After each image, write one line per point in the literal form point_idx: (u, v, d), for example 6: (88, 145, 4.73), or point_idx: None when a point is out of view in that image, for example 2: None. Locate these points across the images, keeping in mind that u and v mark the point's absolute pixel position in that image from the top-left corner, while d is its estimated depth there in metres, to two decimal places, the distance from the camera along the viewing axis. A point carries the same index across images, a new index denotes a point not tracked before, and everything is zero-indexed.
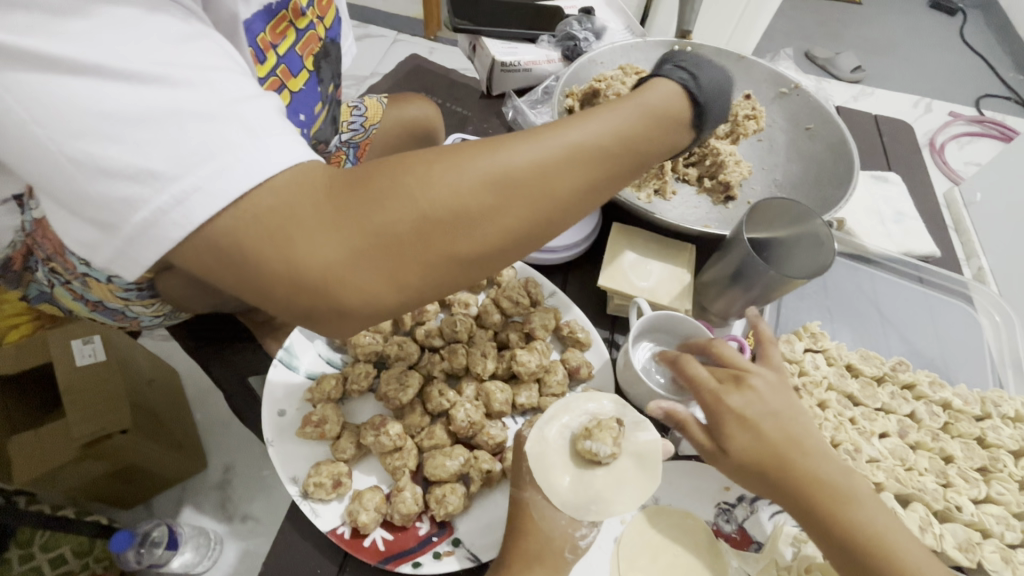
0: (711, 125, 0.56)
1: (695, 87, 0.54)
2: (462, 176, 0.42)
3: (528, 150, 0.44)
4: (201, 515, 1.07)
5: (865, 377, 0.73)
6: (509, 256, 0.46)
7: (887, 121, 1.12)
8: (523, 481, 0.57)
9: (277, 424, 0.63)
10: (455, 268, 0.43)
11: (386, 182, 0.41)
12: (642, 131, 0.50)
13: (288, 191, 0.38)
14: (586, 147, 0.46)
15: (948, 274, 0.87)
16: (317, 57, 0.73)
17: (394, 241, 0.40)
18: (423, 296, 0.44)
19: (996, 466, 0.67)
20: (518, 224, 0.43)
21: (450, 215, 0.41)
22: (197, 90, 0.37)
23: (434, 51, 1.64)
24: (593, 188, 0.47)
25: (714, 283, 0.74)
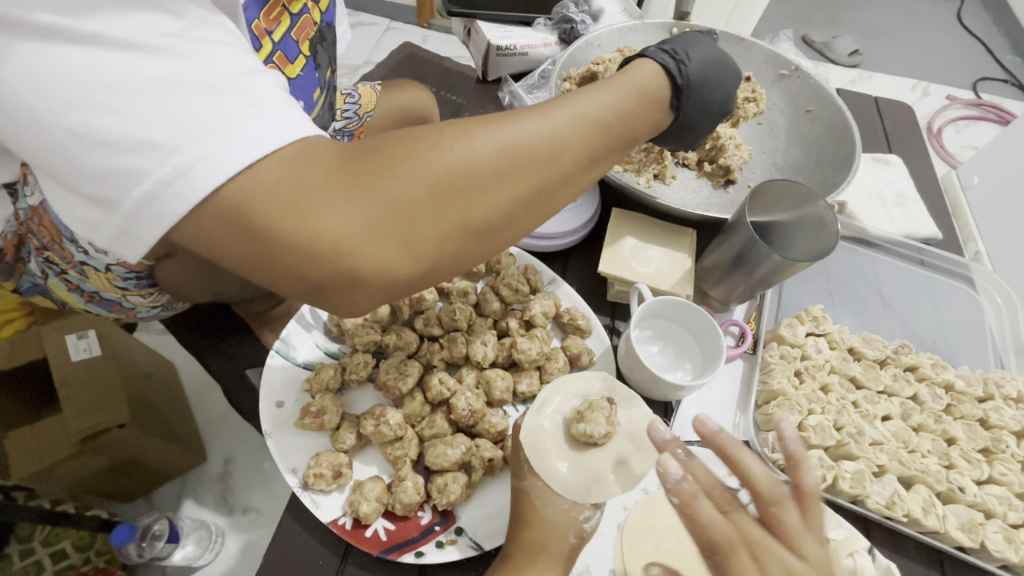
0: (698, 108, 0.57)
1: (675, 65, 0.54)
2: (475, 144, 0.41)
3: (538, 119, 0.43)
4: (202, 508, 1.07)
5: (868, 360, 0.73)
6: (519, 229, 0.45)
7: (887, 103, 1.11)
8: (522, 470, 0.56)
9: (275, 415, 0.62)
10: (468, 239, 0.42)
11: (397, 151, 0.40)
12: (643, 106, 0.50)
13: (295, 161, 0.37)
14: (595, 118, 0.46)
15: (950, 256, 0.87)
16: (313, 42, 0.71)
17: (407, 211, 0.39)
18: (435, 270, 0.43)
19: (998, 447, 0.67)
20: (531, 194, 0.43)
21: (463, 184, 0.40)
22: (199, 61, 0.36)
23: (427, 39, 1.61)
24: (601, 160, 0.47)
25: (715, 268, 0.73)
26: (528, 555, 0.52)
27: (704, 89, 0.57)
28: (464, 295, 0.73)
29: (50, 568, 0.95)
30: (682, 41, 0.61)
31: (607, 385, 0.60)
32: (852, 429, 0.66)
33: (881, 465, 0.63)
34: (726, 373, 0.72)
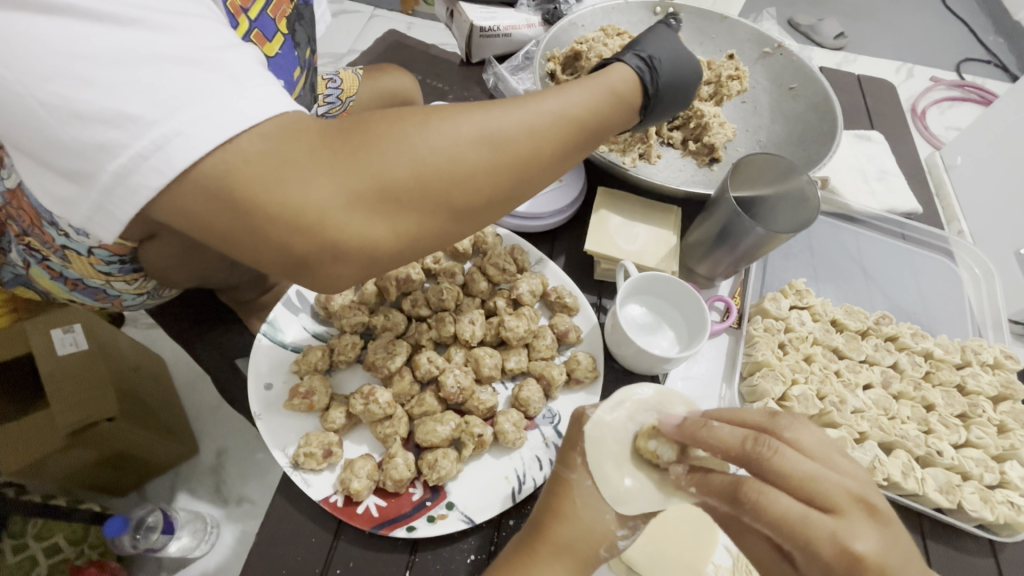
0: (659, 110, 0.59)
1: (647, 73, 0.55)
2: (459, 127, 0.41)
3: (521, 107, 0.44)
4: (196, 500, 1.07)
5: (850, 332, 0.74)
6: (498, 213, 0.46)
7: (870, 81, 1.12)
8: (572, 462, 0.54)
9: (264, 397, 0.62)
10: (450, 219, 0.43)
11: (382, 130, 0.40)
12: (619, 101, 0.51)
13: (278, 138, 0.37)
14: (574, 108, 0.47)
15: (930, 229, 0.88)
16: (290, 20, 0.70)
17: (390, 190, 0.39)
18: (417, 248, 0.43)
19: (975, 412, 0.69)
20: (512, 179, 0.44)
21: (446, 165, 0.41)
22: (175, 34, 0.36)
23: (412, 26, 1.59)
24: (579, 150, 0.48)
25: (701, 244, 0.74)
26: (547, 551, 0.49)
27: (671, 98, 0.58)
28: (452, 275, 0.73)
29: (44, 562, 0.95)
30: (655, 39, 0.61)
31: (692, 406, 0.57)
32: (834, 399, 0.67)
33: (863, 431, 0.65)
34: (712, 347, 0.74)
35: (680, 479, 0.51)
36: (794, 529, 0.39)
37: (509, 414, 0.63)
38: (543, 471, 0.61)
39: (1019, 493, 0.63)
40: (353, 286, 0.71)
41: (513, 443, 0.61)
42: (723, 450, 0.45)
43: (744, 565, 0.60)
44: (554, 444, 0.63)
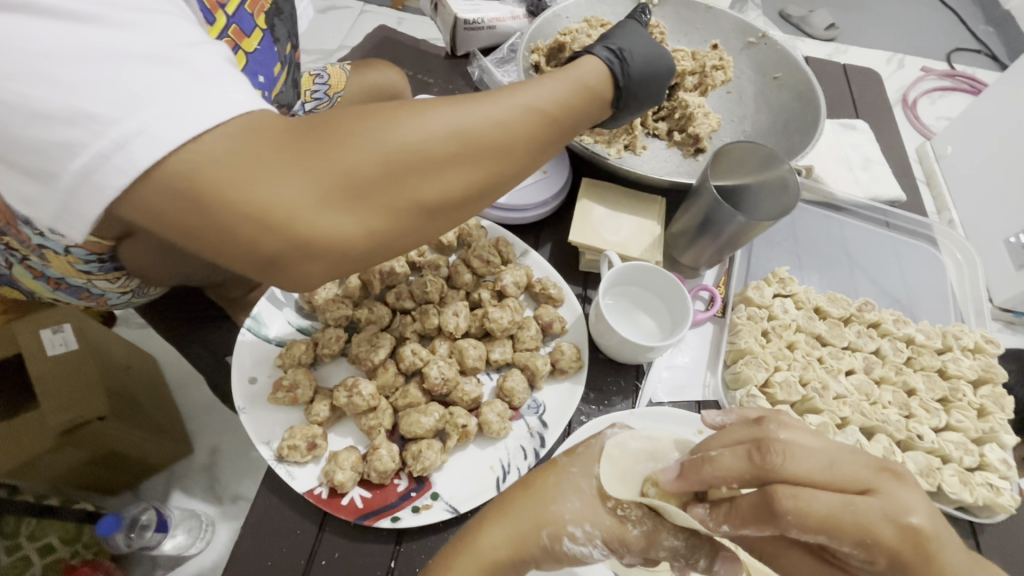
0: (631, 104, 0.60)
1: (618, 66, 0.56)
2: (427, 124, 0.41)
3: (489, 102, 0.44)
4: (191, 499, 1.06)
5: (833, 319, 0.75)
6: (470, 209, 0.47)
7: (856, 70, 1.12)
8: (574, 452, 0.54)
9: (248, 391, 0.62)
10: (421, 215, 0.43)
11: (351, 127, 0.40)
12: (589, 96, 0.52)
13: (243, 136, 0.37)
14: (545, 104, 0.47)
15: (913, 217, 0.89)
16: (269, 14, 0.70)
17: (359, 187, 0.40)
18: (389, 245, 0.44)
19: (955, 396, 0.70)
20: (482, 175, 0.44)
21: (415, 161, 0.41)
22: (137, 31, 0.36)
23: (402, 21, 1.57)
24: (549, 145, 0.48)
25: (683, 233, 0.74)
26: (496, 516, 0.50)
27: (642, 90, 0.59)
28: (436, 268, 0.74)
29: (38, 562, 0.95)
30: (626, 35, 0.62)
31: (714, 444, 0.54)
32: (817, 384, 0.68)
33: (844, 417, 0.66)
34: (696, 336, 0.74)
35: (706, 522, 0.44)
36: (847, 528, 0.36)
37: (493, 405, 0.63)
38: (528, 460, 0.61)
39: (998, 475, 0.64)
40: (337, 280, 0.71)
41: (497, 433, 0.62)
42: (736, 476, 0.40)
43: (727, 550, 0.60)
44: (539, 433, 0.63)
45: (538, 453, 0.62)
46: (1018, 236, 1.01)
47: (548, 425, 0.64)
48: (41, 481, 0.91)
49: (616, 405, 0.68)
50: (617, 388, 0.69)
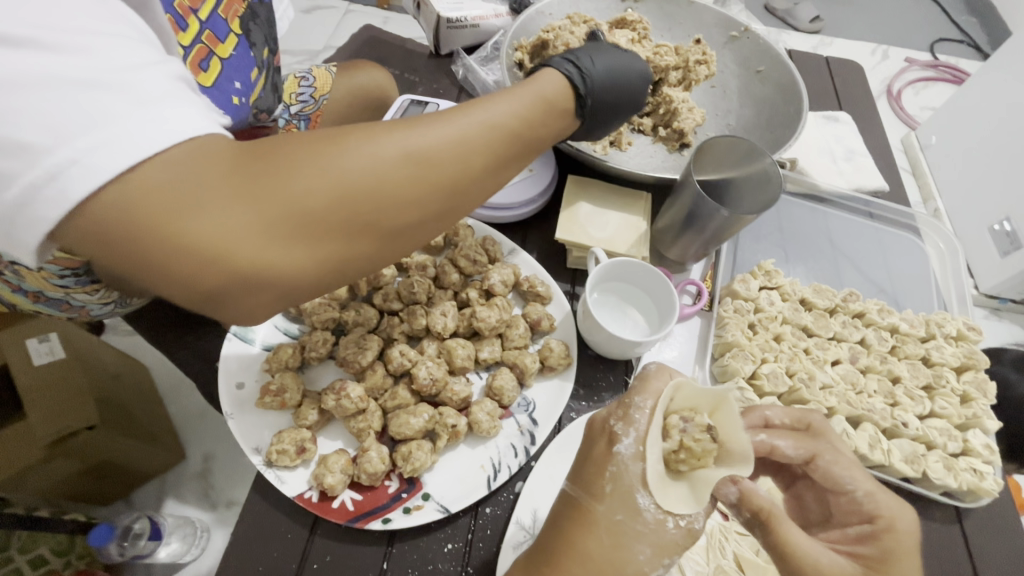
0: (596, 113, 0.60)
1: (577, 75, 0.57)
2: (378, 149, 0.42)
3: (442, 125, 0.44)
4: (186, 506, 1.03)
5: (818, 310, 0.76)
6: (427, 229, 0.46)
7: (838, 63, 1.13)
8: (601, 491, 0.48)
9: (235, 397, 0.62)
10: (372, 240, 0.43)
11: (299, 155, 0.40)
12: (550, 109, 0.52)
13: (187, 165, 0.37)
14: (499, 123, 0.47)
15: (896, 208, 0.90)
16: (244, 19, 0.70)
17: (305, 215, 0.39)
18: (340, 272, 0.43)
19: (939, 383, 0.71)
20: (435, 199, 0.44)
21: (363, 186, 0.41)
22: (80, 56, 0.35)
23: (388, 21, 1.56)
24: (507, 161, 0.48)
25: (669, 229, 0.74)
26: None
27: (605, 100, 0.61)
28: (423, 268, 0.73)
29: None
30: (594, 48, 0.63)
31: (657, 369, 0.54)
32: (803, 375, 0.69)
33: (831, 407, 0.66)
34: (684, 330, 0.74)
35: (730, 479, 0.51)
36: None
37: (483, 404, 0.63)
38: (518, 458, 0.62)
39: (982, 459, 0.65)
40: None
41: (487, 433, 0.62)
42: None
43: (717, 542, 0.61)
44: (529, 431, 0.64)
45: (528, 450, 0.62)
46: (1002, 223, 1.03)
47: (537, 423, 0.64)
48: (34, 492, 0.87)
49: (606, 401, 0.69)
50: (607, 384, 0.70)
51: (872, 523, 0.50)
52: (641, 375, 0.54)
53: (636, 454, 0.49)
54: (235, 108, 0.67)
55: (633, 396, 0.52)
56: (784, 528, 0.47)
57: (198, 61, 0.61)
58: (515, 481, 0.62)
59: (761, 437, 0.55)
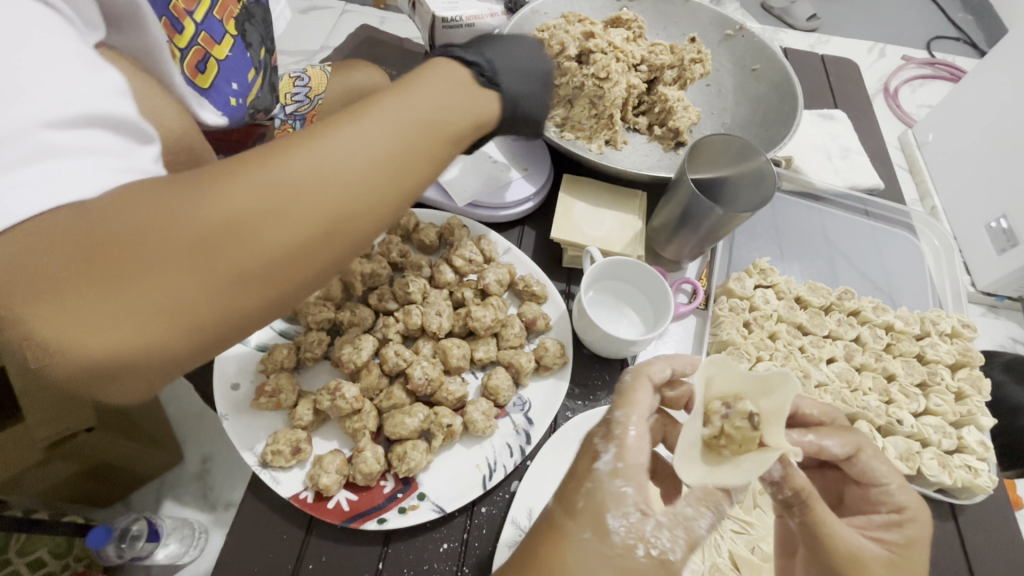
0: (525, 112, 0.55)
1: (479, 58, 0.50)
2: (275, 183, 0.36)
3: (345, 142, 0.39)
4: (182, 508, 0.92)
5: (814, 308, 0.76)
6: (331, 259, 0.39)
7: (834, 61, 1.13)
8: (574, 506, 0.45)
9: (230, 398, 0.62)
10: (259, 284, 0.35)
11: (184, 204, 0.34)
12: (459, 97, 0.45)
13: (46, 241, 0.31)
14: (414, 125, 0.42)
15: (892, 206, 0.90)
16: (240, 20, 0.70)
17: (163, 268, 0.33)
18: (233, 328, 0.36)
19: (934, 380, 0.71)
20: (351, 225, 0.39)
21: (231, 224, 0.34)
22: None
23: (385, 21, 1.56)
24: (416, 163, 0.41)
25: (663, 228, 0.74)
26: None
27: (527, 88, 0.54)
28: (418, 268, 0.73)
29: None
30: (520, 41, 0.57)
31: (636, 375, 0.55)
32: (798, 373, 0.69)
33: (826, 405, 0.66)
34: (679, 328, 0.75)
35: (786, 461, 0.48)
36: None
37: (478, 404, 0.63)
38: (514, 458, 0.62)
39: (977, 456, 0.66)
40: None
41: (483, 432, 0.62)
42: None
43: (712, 540, 0.61)
44: (524, 430, 0.64)
45: (523, 450, 0.62)
46: (999, 221, 1.03)
47: (533, 422, 0.64)
48: (31, 496, 0.82)
49: (601, 399, 0.69)
50: (602, 383, 0.70)
51: (899, 512, 0.51)
52: (621, 389, 0.54)
53: (612, 473, 0.46)
54: (233, 110, 0.67)
55: (615, 410, 0.51)
56: (817, 511, 0.47)
57: (195, 63, 0.61)
58: (511, 481, 0.62)
59: (810, 438, 0.52)
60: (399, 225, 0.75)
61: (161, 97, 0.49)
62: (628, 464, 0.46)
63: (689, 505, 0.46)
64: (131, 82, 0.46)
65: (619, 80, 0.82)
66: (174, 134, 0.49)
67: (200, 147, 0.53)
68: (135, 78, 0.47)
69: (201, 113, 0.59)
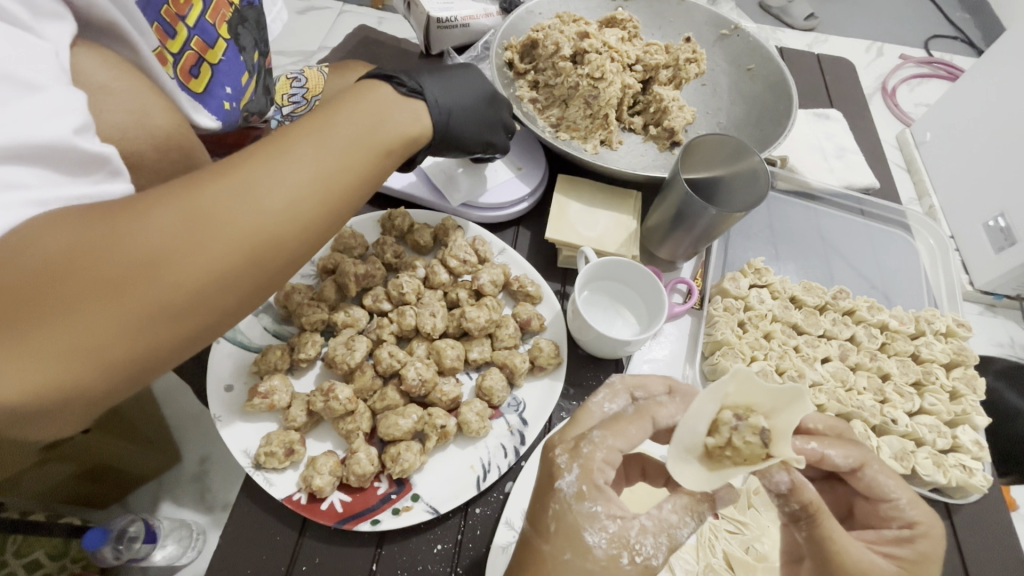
0: (456, 126, 0.66)
1: (404, 76, 0.61)
2: (207, 209, 0.38)
3: (273, 166, 0.42)
4: (181, 509, 0.86)
5: (808, 307, 0.76)
6: (252, 288, 0.41)
7: (829, 60, 1.13)
8: (546, 529, 0.46)
9: (224, 399, 0.62)
10: (178, 317, 0.37)
11: (114, 231, 0.35)
12: (373, 128, 0.50)
13: None
14: (340, 150, 0.46)
15: (887, 205, 0.90)
16: (232, 23, 0.69)
17: (79, 304, 0.33)
18: (153, 359, 0.37)
19: (929, 379, 0.71)
20: (285, 246, 0.42)
21: (149, 258, 0.35)
22: None
23: (382, 21, 1.55)
24: (335, 194, 0.45)
25: (658, 227, 0.74)
26: None
27: (454, 99, 0.65)
28: (413, 269, 0.73)
29: None
30: (444, 67, 0.69)
31: (638, 409, 0.51)
32: (793, 372, 0.68)
33: (820, 404, 0.67)
34: (674, 328, 0.75)
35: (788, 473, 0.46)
36: None
37: (472, 404, 0.63)
38: (508, 459, 0.62)
39: (971, 455, 0.66)
40: (312, 285, 0.70)
41: (477, 433, 0.62)
42: None
43: (707, 540, 0.61)
44: (518, 431, 0.64)
45: (518, 450, 0.62)
46: (996, 219, 1.03)
47: (527, 423, 0.64)
48: (31, 497, 0.83)
49: None
50: (597, 383, 0.70)
51: (911, 528, 0.49)
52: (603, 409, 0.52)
53: (579, 494, 0.46)
54: (228, 113, 0.67)
55: (592, 429, 0.49)
56: (828, 526, 0.45)
57: (189, 67, 0.62)
58: (505, 481, 0.62)
59: (812, 446, 0.50)
60: (393, 225, 0.75)
61: (151, 97, 0.49)
62: (595, 483, 0.46)
63: (673, 511, 0.46)
64: (121, 83, 0.46)
65: (614, 80, 0.82)
66: (164, 133, 0.49)
67: (191, 147, 0.53)
68: (126, 78, 0.47)
69: (197, 117, 0.61)
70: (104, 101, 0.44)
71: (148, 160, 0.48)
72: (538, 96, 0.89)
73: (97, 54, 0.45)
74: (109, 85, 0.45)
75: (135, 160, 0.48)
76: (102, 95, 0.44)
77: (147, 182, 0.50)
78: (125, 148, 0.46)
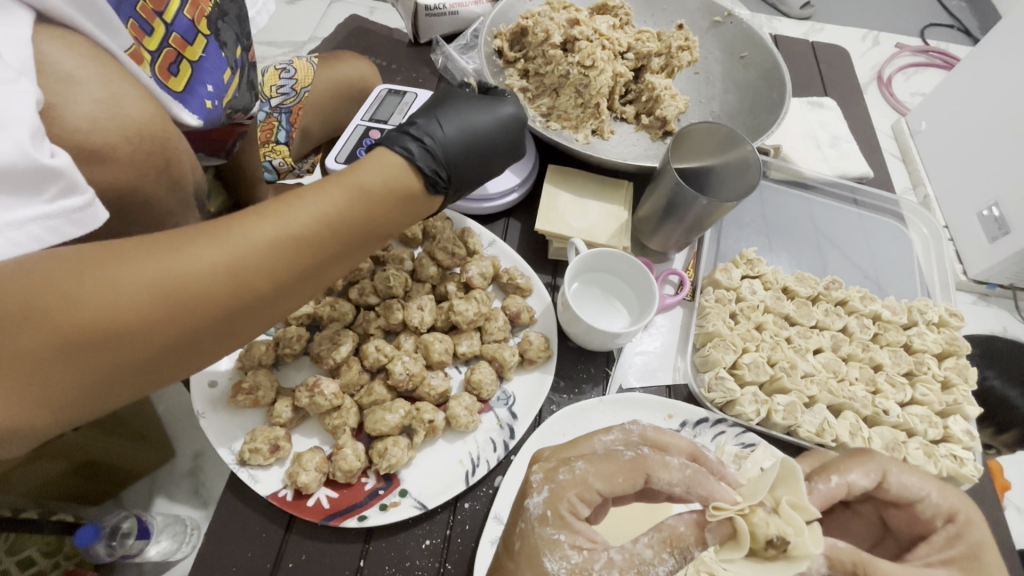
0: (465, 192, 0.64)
1: (437, 166, 0.56)
2: (189, 276, 0.37)
3: (264, 236, 0.41)
4: (176, 504, 0.85)
5: (801, 298, 0.75)
6: (216, 347, 0.41)
7: (824, 48, 1.11)
8: (512, 549, 0.44)
9: (208, 396, 0.61)
10: (132, 372, 0.37)
11: (88, 284, 0.34)
12: (384, 209, 0.49)
13: None
14: (338, 223, 0.45)
15: (880, 194, 0.90)
16: (211, 18, 0.67)
17: (40, 352, 0.33)
18: (107, 401, 0.38)
19: (921, 369, 0.71)
20: (257, 314, 0.42)
21: (118, 318, 0.35)
22: None
23: (375, 11, 1.51)
24: (315, 271, 0.44)
25: (650, 218, 0.73)
26: None
27: (472, 179, 0.63)
28: (400, 261, 0.72)
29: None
30: (461, 117, 0.63)
31: (637, 459, 0.46)
32: (785, 363, 0.68)
33: (811, 395, 0.66)
34: (666, 321, 0.74)
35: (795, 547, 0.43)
36: None
37: (460, 399, 0.62)
38: (497, 453, 0.61)
39: (962, 445, 0.66)
40: None
41: (465, 427, 0.61)
42: None
43: None
44: (508, 425, 0.63)
45: (507, 444, 0.61)
46: (991, 209, 1.03)
47: (517, 416, 0.64)
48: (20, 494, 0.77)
49: (587, 393, 0.68)
50: (587, 376, 0.69)
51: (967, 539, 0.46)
52: (609, 454, 0.47)
53: (543, 519, 0.44)
54: (210, 112, 0.65)
55: (578, 459, 0.47)
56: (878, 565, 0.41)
57: (167, 65, 0.60)
58: (494, 476, 0.62)
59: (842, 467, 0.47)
60: None
61: (124, 85, 0.46)
62: (562, 511, 0.44)
63: (649, 546, 0.41)
64: (89, 73, 0.44)
65: (605, 69, 0.80)
66: (138, 125, 0.47)
67: (167, 137, 0.50)
68: (93, 66, 0.45)
69: (180, 115, 0.60)
70: (70, 91, 0.42)
71: (121, 152, 0.46)
72: (528, 85, 0.87)
73: (64, 44, 0.43)
74: (74, 74, 0.43)
75: (108, 152, 0.45)
76: (67, 86, 0.42)
77: (124, 174, 0.48)
78: (96, 141, 0.44)
